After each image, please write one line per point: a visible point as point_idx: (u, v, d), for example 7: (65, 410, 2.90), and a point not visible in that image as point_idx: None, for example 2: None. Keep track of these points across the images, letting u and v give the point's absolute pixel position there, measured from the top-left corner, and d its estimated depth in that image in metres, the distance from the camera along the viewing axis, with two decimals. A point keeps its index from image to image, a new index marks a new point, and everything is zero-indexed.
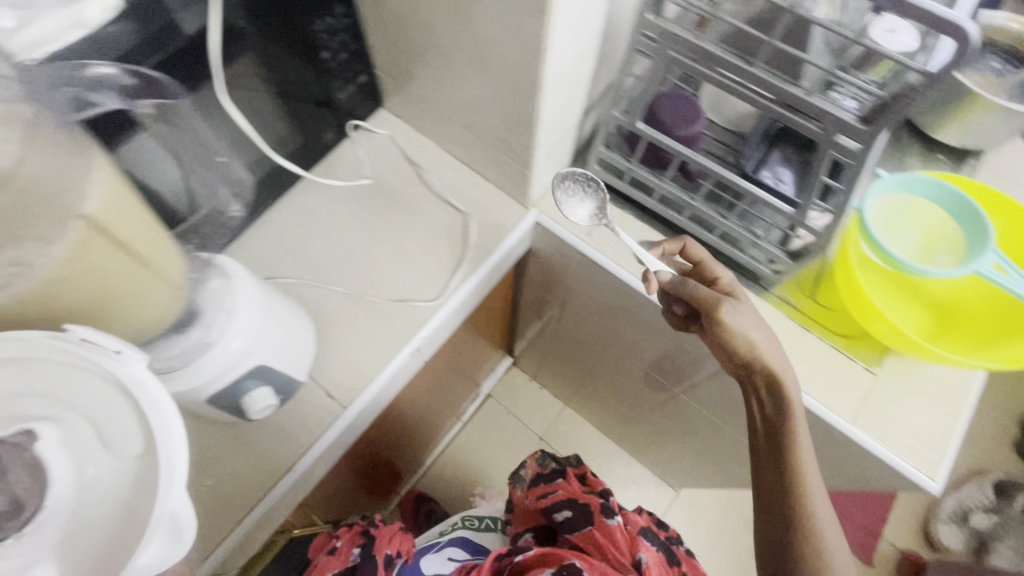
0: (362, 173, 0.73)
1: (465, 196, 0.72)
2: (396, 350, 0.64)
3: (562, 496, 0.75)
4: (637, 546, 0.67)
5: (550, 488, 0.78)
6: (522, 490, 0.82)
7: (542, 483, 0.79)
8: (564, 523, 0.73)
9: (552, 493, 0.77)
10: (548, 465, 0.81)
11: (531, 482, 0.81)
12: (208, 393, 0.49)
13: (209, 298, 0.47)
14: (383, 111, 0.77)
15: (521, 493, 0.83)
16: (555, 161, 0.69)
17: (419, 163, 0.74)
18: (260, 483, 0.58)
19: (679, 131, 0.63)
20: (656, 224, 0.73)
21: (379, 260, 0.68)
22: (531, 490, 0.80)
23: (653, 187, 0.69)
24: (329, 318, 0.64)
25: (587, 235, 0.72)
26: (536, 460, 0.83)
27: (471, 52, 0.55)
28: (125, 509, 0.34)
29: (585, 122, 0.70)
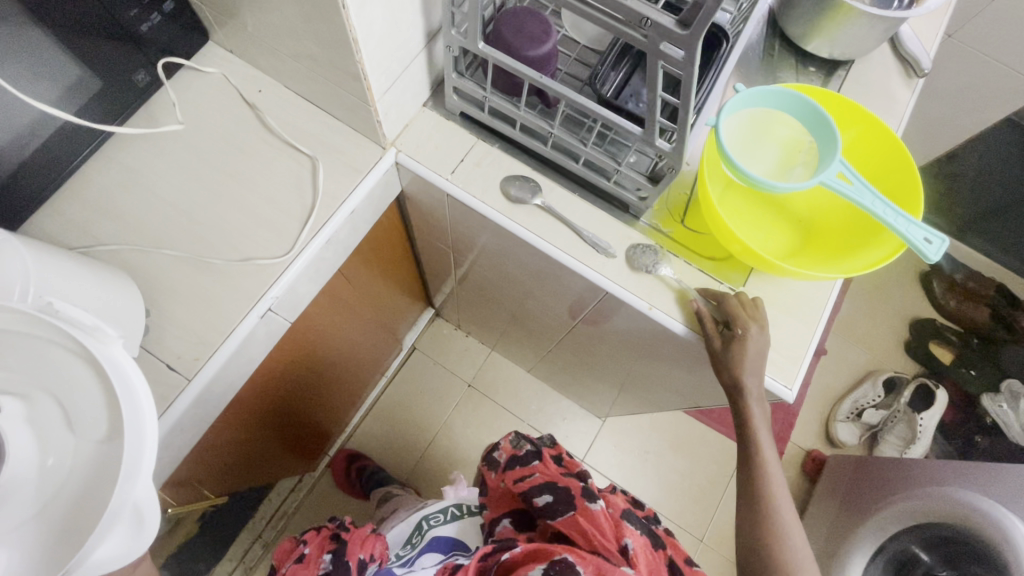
0: (190, 119, 0.65)
1: (312, 138, 0.66)
2: (241, 314, 0.59)
3: (539, 479, 0.69)
4: (621, 531, 0.63)
5: (526, 471, 0.72)
6: (495, 475, 0.77)
7: (516, 466, 0.73)
8: (545, 507, 0.67)
9: (529, 477, 0.70)
10: (523, 448, 0.75)
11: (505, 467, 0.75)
12: None
13: None
14: (211, 45, 0.68)
15: (495, 478, 0.77)
16: (404, 93, 0.63)
17: (257, 104, 0.66)
18: None
19: (525, 52, 0.57)
20: (524, 157, 0.69)
21: (217, 221, 0.61)
22: (506, 474, 0.74)
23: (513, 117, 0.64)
24: (160, 286, 0.58)
25: (451, 174, 0.68)
26: (511, 442, 0.77)
27: None
28: (81, 495, 0.38)
29: (434, 48, 0.63)
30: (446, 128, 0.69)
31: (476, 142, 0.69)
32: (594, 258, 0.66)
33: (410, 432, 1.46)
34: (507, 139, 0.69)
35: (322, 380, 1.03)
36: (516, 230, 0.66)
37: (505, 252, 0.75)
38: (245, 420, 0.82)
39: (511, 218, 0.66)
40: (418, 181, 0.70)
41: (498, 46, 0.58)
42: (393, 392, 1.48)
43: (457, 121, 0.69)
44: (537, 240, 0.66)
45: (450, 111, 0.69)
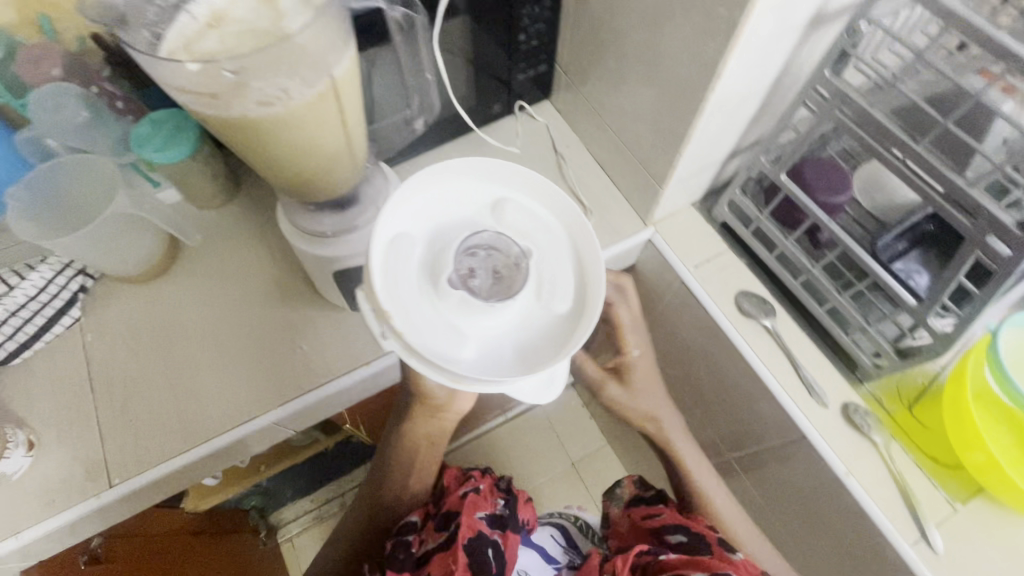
0: (511, 148, 0.81)
1: (592, 194, 0.78)
2: None
3: (671, 519, 0.64)
4: None
5: (653, 510, 0.68)
6: (616, 511, 0.73)
7: (640, 506, 0.69)
8: (676, 546, 0.61)
9: (655, 516, 0.66)
10: (649, 490, 0.72)
11: (629, 503, 0.72)
12: (336, 270, 0.58)
13: (369, 195, 0.56)
14: (546, 103, 0.85)
15: (617, 513, 0.73)
16: (687, 189, 0.72)
17: (562, 155, 0.81)
18: (342, 366, 0.66)
19: (822, 195, 0.63)
20: (766, 282, 0.72)
21: None
22: (630, 512, 0.70)
23: (776, 244, 0.69)
24: None
25: (694, 267, 0.74)
26: (636, 481, 0.74)
27: (647, 64, 0.60)
28: (533, 340, 0.45)
29: (728, 163, 0.71)
30: (704, 229, 0.76)
31: (726, 251, 0.74)
32: (806, 400, 0.65)
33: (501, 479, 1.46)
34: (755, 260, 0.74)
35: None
36: (736, 341, 0.69)
37: (707, 356, 0.77)
38: None
39: (737, 330, 0.70)
40: (660, 262, 0.77)
41: (799, 186, 0.64)
42: (503, 434, 1.51)
43: (715, 228, 0.76)
44: (754, 360, 0.68)
45: (712, 218, 0.76)
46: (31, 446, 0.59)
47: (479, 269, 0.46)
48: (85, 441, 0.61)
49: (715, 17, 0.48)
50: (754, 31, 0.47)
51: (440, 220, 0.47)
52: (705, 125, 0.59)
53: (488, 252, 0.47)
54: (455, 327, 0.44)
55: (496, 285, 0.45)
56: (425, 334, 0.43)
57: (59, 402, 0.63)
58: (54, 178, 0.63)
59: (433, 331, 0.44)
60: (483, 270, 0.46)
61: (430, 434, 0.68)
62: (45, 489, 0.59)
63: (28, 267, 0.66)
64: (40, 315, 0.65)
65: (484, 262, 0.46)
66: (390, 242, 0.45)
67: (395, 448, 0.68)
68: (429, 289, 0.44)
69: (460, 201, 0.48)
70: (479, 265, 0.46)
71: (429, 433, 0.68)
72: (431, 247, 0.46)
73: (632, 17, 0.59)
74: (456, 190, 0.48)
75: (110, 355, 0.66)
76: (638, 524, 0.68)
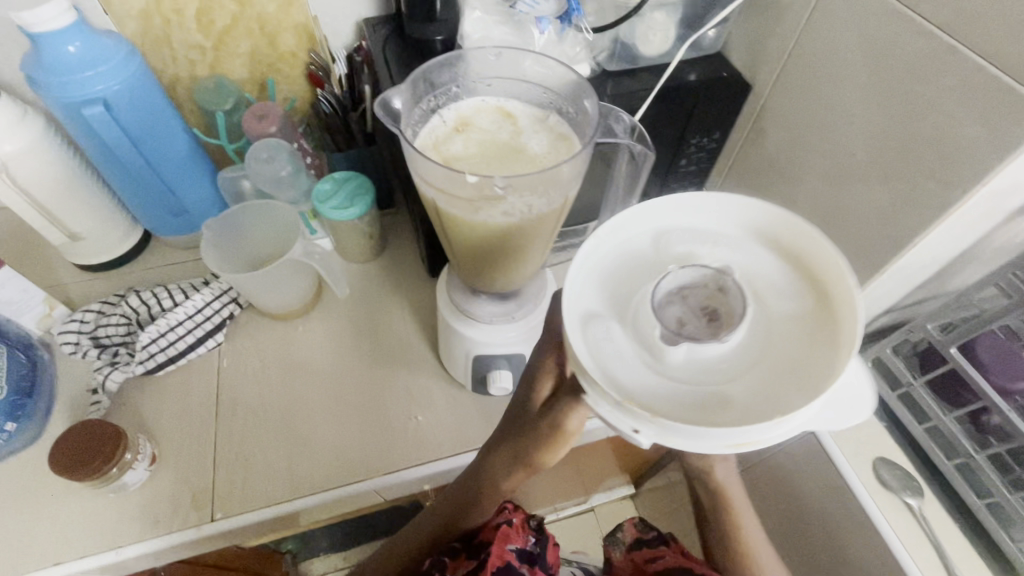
0: None
1: None
2: None
3: (675, 563, 0.59)
4: None
5: (655, 554, 0.62)
6: (619, 555, 0.66)
7: (644, 546, 0.63)
8: None
9: (660, 560, 0.61)
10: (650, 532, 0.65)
11: (630, 547, 0.65)
12: (479, 354, 0.59)
13: (531, 291, 0.59)
14: None
15: (619, 557, 0.66)
16: None
17: None
18: (451, 445, 0.64)
19: (997, 378, 0.58)
20: (910, 454, 0.66)
21: None
22: (632, 556, 0.64)
23: (928, 415, 0.65)
24: None
25: None
26: (638, 524, 0.66)
27: (820, 212, 0.59)
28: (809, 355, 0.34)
29: (880, 320, 0.67)
30: None
31: None
32: None
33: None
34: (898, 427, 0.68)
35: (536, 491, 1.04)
36: (875, 517, 0.62)
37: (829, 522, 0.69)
38: None
39: (876, 506, 0.62)
40: None
41: (968, 361, 0.60)
42: None
43: None
44: (897, 544, 0.60)
45: None
46: (152, 461, 0.61)
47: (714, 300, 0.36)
48: (197, 469, 0.62)
49: (923, 188, 0.47)
50: (967, 211, 0.45)
51: (616, 272, 0.39)
52: (881, 285, 0.56)
53: (701, 277, 0.37)
54: (712, 373, 0.34)
55: (711, 320, 0.36)
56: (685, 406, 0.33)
57: (183, 424, 0.65)
58: (239, 218, 0.69)
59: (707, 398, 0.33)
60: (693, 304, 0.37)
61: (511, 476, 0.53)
62: (153, 508, 0.59)
63: (187, 289, 0.71)
64: (187, 338, 0.68)
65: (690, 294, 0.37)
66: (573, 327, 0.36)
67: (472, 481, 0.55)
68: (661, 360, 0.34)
69: (623, 244, 0.40)
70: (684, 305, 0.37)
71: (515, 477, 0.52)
72: (627, 310, 0.37)
73: (811, 166, 0.59)
74: (635, 210, 0.40)
75: (239, 385, 0.68)
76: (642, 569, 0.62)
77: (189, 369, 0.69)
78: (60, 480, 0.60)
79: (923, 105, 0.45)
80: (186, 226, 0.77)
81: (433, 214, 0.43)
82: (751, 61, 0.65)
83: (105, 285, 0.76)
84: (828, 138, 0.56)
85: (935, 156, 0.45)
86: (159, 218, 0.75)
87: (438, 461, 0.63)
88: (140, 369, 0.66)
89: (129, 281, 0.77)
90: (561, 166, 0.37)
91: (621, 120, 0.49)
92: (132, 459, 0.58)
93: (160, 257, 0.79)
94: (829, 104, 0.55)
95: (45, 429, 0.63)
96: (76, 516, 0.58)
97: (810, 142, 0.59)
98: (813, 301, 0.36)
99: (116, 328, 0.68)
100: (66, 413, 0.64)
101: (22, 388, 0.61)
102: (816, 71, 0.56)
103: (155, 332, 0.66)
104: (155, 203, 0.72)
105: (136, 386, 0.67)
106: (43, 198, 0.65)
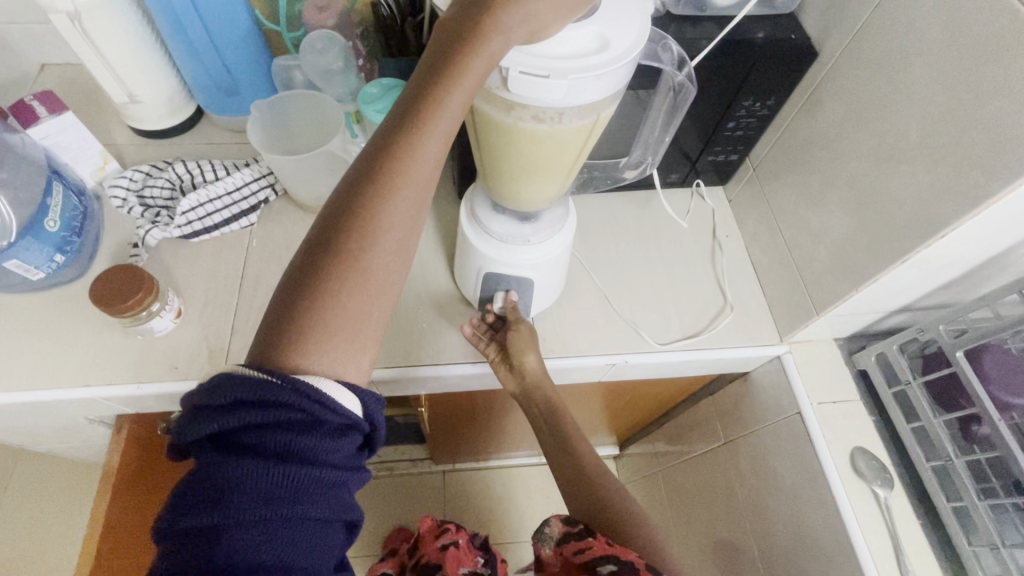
0: (670, 215, 0.81)
1: (737, 291, 0.76)
2: (599, 352, 0.70)
3: (601, 552, 0.57)
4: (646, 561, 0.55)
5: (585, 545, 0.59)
6: (549, 551, 0.63)
7: (572, 541, 0.61)
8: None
9: (586, 552, 0.58)
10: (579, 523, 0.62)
11: (559, 542, 0.62)
12: (491, 271, 0.61)
13: (549, 218, 0.61)
14: (720, 189, 0.85)
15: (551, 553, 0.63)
16: (840, 325, 0.69)
17: (721, 244, 0.80)
18: (450, 354, 0.68)
19: (995, 387, 0.58)
20: (892, 450, 0.67)
21: (636, 287, 0.75)
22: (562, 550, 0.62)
23: (919, 416, 0.65)
24: (574, 291, 0.74)
25: (819, 403, 0.70)
26: (564, 517, 0.64)
27: (857, 196, 0.58)
28: None
29: (895, 316, 0.67)
30: (841, 369, 0.72)
31: (857, 401, 0.70)
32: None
33: (493, 527, 1.33)
34: (887, 423, 0.69)
35: (516, 424, 1.07)
36: (838, 495, 0.65)
37: (793, 495, 0.72)
38: (490, 403, 0.91)
39: (842, 484, 0.65)
40: (779, 384, 0.73)
41: (970, 380, 0.58)
42: (531, 477, 1.39)
43: (852, 373, 0.72)
44: (851, 520, 0.63)
45: (852, 362, 0.72)
46: (177, 315, 0.66)
47: (537, 15, 0.35)
48: (218, 329, 0.67)
49: (966, 177, 0.46)
50: (1003, 207, 0.45)
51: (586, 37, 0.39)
52: (905, 274, 0.55)
53: None
54: (508, 59, 0.38)
55: (524, 45, 0.37)
56: (526, 87, 0.38)
57: (210, 287, 0.70)
58: (287, 103, 0.71)
59: (527, 76, 0.38)
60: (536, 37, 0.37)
61: (402, 257, 0.42)
62: (175, 356, 0.65)
63: (225, 166, 0.74)
64: (222, 214, 0.72)
65: (546, 41, 0.38)
66: (645, 22, 0.40)
67: (319, 242, 0.40)
68: (539, 79, 0.38)
69: (593, 22, 0.39)
70: (536, 40, 0.37)
71: (398, 274, 0.42)
72: (564, 61, 0.38)
73: (860, 145, 0.58)
74: None
75: (265, 264, 0.72)
76: (571, 563, 0.59)
77: (219, 241, 0.73)
78: (99, 318, 0.66)
79: (989, 89, 0.44)
80: (236, 108, 0.79)
81: (467, 114, 0.47)
82: (823, 26, 0.62)
83: (156, 152, 0.80)
84: (882, 116, 0.54)
85: (988, 144, 0.44)
86: (212, 95, 0.77)
87: (431, 365, 0.67)
88: (177, 234, 0.70)
89: (177, 152, 0.80)
90: (605, 99, 0.42)
91: (670, 50, 0.50)
92: (159, 308, 0.63)
93: (207, 134, 0.82)
94: (893, 81, 0.53)
95: (87, 269, 0.69)
96: (110, 347, 0.64)
97: (864, 120, 0.57)
98: None
99: (161, 191, 0.72)
100: (112, 260, 0.70)
101: (72, 227, 0.66)
102: (887, 44, 0.53)
103: (193, 202, 0.70)
104: (209, 78, 0.75)
105: (172, 247, 0.72)
106: (109, 55, 0.68)
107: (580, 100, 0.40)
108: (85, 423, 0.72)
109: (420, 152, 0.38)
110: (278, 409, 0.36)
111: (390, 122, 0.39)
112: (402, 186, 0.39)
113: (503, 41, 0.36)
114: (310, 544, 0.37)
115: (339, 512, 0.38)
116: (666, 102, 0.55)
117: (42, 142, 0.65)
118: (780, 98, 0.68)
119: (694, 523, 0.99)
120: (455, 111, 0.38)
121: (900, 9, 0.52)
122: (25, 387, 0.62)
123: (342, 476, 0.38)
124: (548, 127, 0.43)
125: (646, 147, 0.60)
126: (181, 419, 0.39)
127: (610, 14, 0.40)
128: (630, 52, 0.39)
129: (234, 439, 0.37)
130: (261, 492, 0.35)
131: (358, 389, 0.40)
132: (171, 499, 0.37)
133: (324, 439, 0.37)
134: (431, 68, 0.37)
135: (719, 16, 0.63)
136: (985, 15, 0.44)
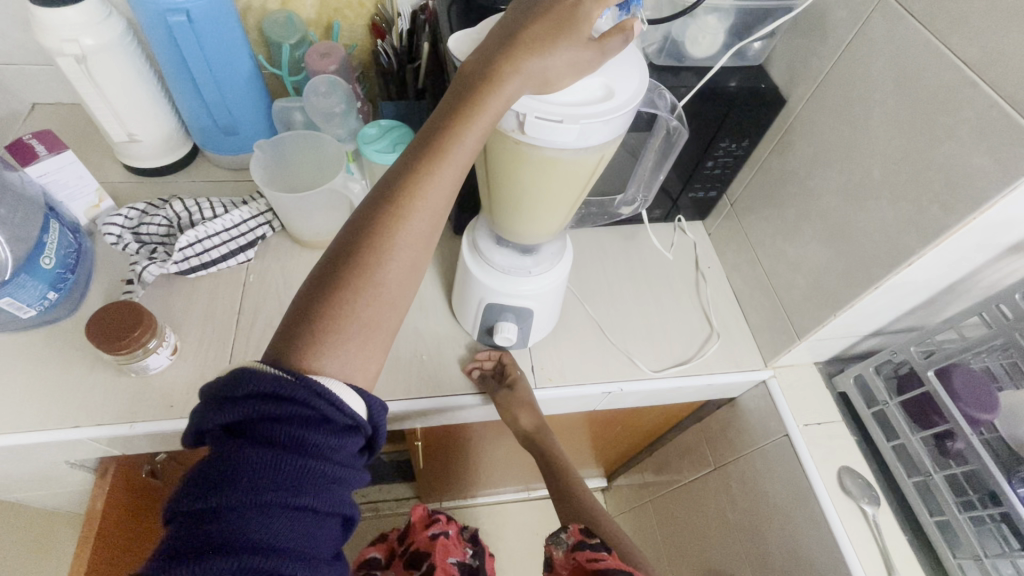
0: (656, 248, 0.85)
1: (723, 319, 0.80)
2: (595, 380, 0.72)
3: (616, 564, 0.55)
4: None
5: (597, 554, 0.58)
6: (561, 554, 0.61)
7: (587, 548, 0.59)
8: None
9: (600, 561, 0.56)
10: (596, 537, 0.61)
11: (573, 548, 0.60)
12: (492, 302, 0.63)
13: (549, 250, 0.64)
14: (700, 223, 0.90)
15: (561, 557, 0.61)
16: (819, 350, 0.73)
17: (703, 274, 0.84)
18: (450, 386, 0.68)
19: (966, 406, 0.61)
20: (877, 469, 0.70)
21: (627, 317, 0.78)
22: (572, 557, 0.60)
23: (898, 434, 0.68)
24: (568, 322, 0.76)
25: (804, 425, 0.73)
26: (583, 527, 0.63)
27: (831, 228, 0.63)
28: None
29: (868, 340, 0.72)
30: (823, 393, 0.76)
31: (838, 423, 0.74)
32: None
33: None
34: (869, 443, 0.72)
35: (506, 459, 1.06)
36: (829, 514, 0.67)
37: (786, 517, 0.73)
38: (484, 438, 0.91)
39: (832, 504, 0.67)
40: (766, 407, 0.76)
41: (943, 395, 0.62)
42: (520, 513, 1.37)
43: (833, 396, 0.76)
44: (842, 538, 0.65)
45: (832, 384, 0.76)
46: (173, 352, 0.65)
47: (552, 67, 0.40)
48: (215, 366, 0.66)
49: (927, 211, 0.51)
50: (961, 237, 0.50)
51: (594, 89, 0.43)
52: (880, 296, 0.59)
53: None
54: (525, 104, 0.41)
55: (539, 93, 0.41)
56: (541, 129, 0.42)
57: (207, 323, 0.70)
58: (288, 143, 0.73)
59: (543, 120, 0.41)
60: (551, 86, 0.41)
61: (413, 271, 0.42)
62: (168, 394, 0.63)
63: (224, 203, 0.74)
64: (221, 249, 0.72)
65: (560, 92, 0.42)
66: (644, 76, 0.45)
67: (338, 254, 0.40)
68: (554, 124, 0.42)
69: (600, 76, 0.44)
70: (551, 88, 0.41)
71: (410, 288, 0.42)
72: (577, 106, 0.42)
73: (829, 182, 0.63)
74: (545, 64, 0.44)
75: (262, 299, 0.72)
76: (583, 569, 0.57)
77: (215, 276, 0.73)
78: (90, 356, 0.65)
79: (942, 134, 0.49)
80: (235, 146, 0.81)
81: (479, 154, 0.50)
82: (790, 77, 0.68)
83: (150, 189, 0.80)
84: (848, 157, 0.60)
85: (945, 183, 0.50)
86: (211, 134, 0.79)
87: (432, 396, 0.67)
88: (173, 270, 0.70)
89: (172, 189, 0.81)
90: (609, 143, 0.46)
91: (664, 97, 0.55)
92: (156, 345, 0.62)
93: (203, 172, 0.84)
94: (856, 125, 0.58)
95: (78, 306, 0.68)
96: (101, 385, 0.63)
97: (831, 159, 0.62)
98: (538, 42, 0.39)
99: (157, 228, 0.71)
100: (104, 298, 0.69)
101: (66, 264, 0.65)
102: (848, 93, 0.59)
103: (191, 238, 0.69)
104: (211, 119, 0.77)
105: (167, 283, 0.72)
106: (111, 96, 0.70)
107: (588, 142, 0.44)
108: (65, 467, 0.69)
109: (440, 164, 0.40)
110: (287, 403, 0.35)
111: (415, 144, 0.41)
112: (418, 192, 0.40)
113: (520, 81, 0.39)
114: (307, 543, 0.34)
115: (339, 509, 0.36)
116: (659, 148, 0.60)
117: (40, 181, 0.65)
118: (754, 140, 0.74)
119: (687, 553, 0.99)
120: (476, 129, 0.40)
121: (859, 62, 0.58)
122: (9, 429, 0.60)
123: (345, 477, 0.36)
124: (559, 163, 0.46)
125: (640, 186, 0.65)
126: (191, 415, 0.37)
127: (615, 70, 0.45)
128: (634, 101, 0.43)
129: (240, 433, 0.35)
130: (262, 485, 0.33)
131: (366, 393, 0.39)
132: (174, 493, 0.35)
133: (331, 436, 0.36)
134: (458, 100, 0.40)
135: (697, 65, 0.69)
136: (932, 71, 0.50)
